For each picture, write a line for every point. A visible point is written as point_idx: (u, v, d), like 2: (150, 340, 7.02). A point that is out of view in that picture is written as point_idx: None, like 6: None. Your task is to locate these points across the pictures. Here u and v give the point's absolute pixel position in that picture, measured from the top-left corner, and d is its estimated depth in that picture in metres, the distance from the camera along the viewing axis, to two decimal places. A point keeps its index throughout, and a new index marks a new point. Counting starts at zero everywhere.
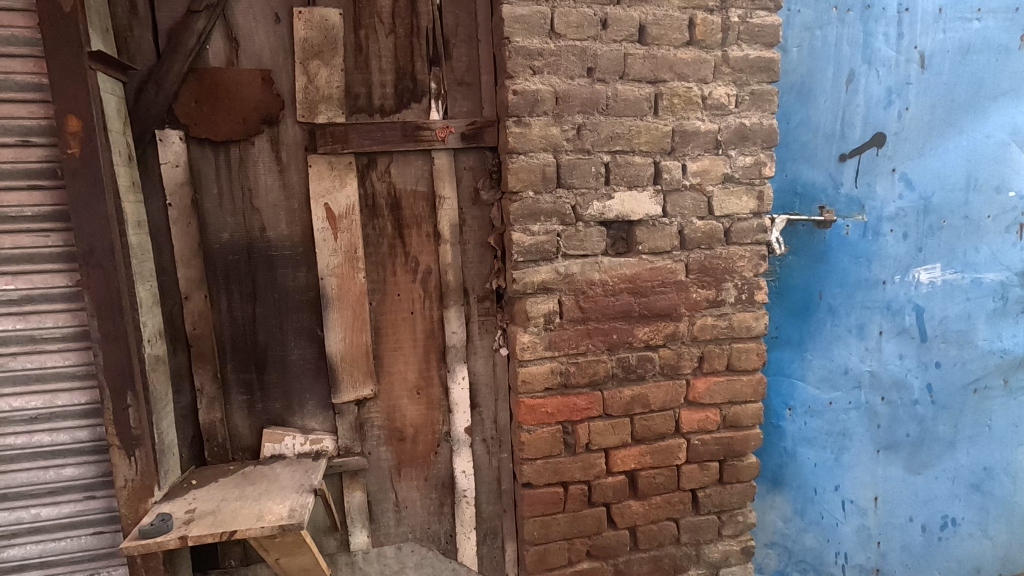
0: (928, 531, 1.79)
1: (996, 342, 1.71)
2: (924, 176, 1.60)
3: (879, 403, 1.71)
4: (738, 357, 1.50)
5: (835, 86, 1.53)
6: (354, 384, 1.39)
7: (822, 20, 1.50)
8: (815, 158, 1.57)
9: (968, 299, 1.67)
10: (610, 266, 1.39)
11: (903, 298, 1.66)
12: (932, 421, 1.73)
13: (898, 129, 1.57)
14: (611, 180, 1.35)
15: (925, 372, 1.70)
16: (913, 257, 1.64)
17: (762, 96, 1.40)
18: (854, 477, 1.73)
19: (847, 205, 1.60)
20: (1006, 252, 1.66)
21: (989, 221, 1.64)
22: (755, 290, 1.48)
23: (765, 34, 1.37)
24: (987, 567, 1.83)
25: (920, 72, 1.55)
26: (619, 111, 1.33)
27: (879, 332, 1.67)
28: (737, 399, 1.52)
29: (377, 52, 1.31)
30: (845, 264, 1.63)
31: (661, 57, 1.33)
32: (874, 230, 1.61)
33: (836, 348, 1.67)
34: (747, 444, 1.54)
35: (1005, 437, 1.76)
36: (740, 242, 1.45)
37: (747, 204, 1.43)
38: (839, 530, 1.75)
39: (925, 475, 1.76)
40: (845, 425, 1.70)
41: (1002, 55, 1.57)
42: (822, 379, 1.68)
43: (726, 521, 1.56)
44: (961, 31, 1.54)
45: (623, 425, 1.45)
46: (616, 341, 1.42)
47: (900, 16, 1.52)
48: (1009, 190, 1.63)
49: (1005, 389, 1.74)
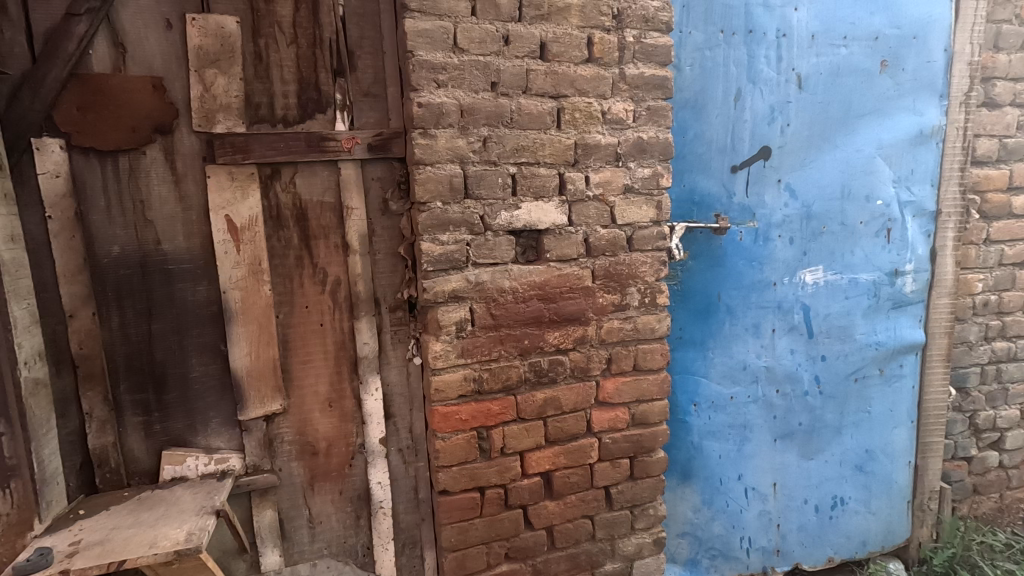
0: (821, 511, 1.94)
1: (872, 336, 1.89)
2: (805, 186, 1.75)
3: (775, 395, 1.84)
4: (644, 358, 1.58)
5: (725, 103, 1.65)
6: (262, 399, 1.35)
7: (711, 42, 1.62)
8: (710, 169, 1.68)
9: (847, 297, 1.84)
10: (520, 274, 1.43)
11: (792, 297, 1.80)
12: (821, 409, 1.89)
13: (781, 143, 1.71)
14: (518, 190, 1.40)
15: (813, 366, 1.86)
16: (799, 260, 1.79)
17: (658, 111, 1.49)
18: (755, 465, 1.86)
19: (740, 212, 1.72)
20: (878, 254, 1.84)
21: (861, 227, 1.81)
22: (657, 294, 1.57)
23: (659, 53, 1.46)
24: (872, 540, 2.01)
25: (798, 92, 1.70)
26: (523, 125, 1.38)
27: (772, 330, 1.81)
28: (644, 398, 1.60)
29: (278, 62, 1.29)
30: (740, 267, 1.75)
31: (561, 73, 1.39)
32: (764, 235, 1.75)
33: (735, 345, 1.79)
34: (655, 440, 1.62)
35: (883, 421, 1.95)
36: (642, 249, 1.53)
37: (646, 213, 1.52)
38: (743, 516, 1.87)
39: (816, 459, 1.91)
40: (745, 418, 1.83)
41: (867, 78, 1.74)
42: (724, 375, 1.80)
43: (638, 514, 1.64)
44: (831, 56, 1.70)
45: (537, 427, 1.50)
46: (528, 346, 1.46)
47: (779, 40, 1.66)
48: (877, 199, 1.81)
49: (881, 378, 1.92)
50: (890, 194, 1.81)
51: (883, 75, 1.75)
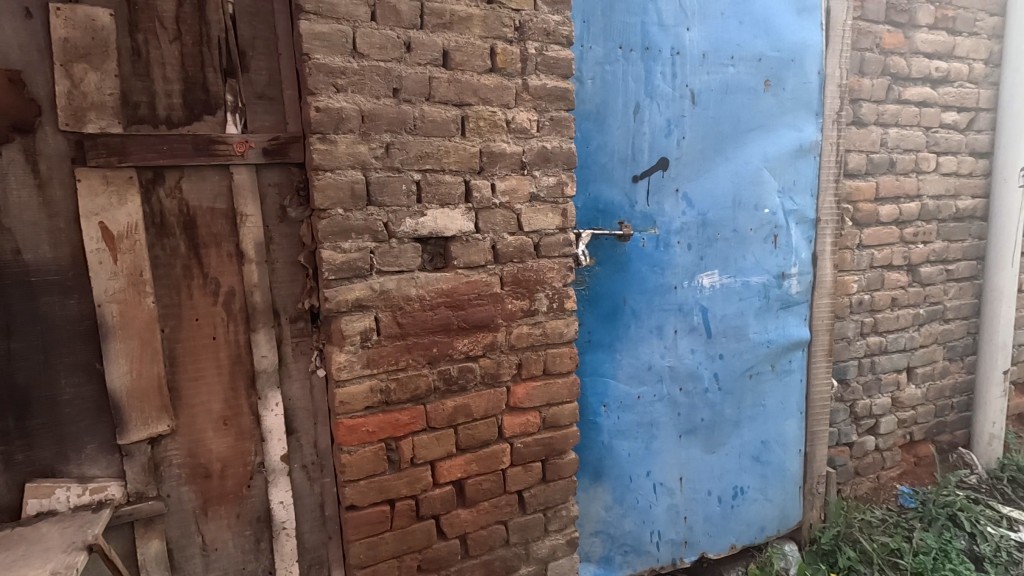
0: (724, 501, 2.06)
1: (764, 335, 2.03)
2: (701, 195, 1.87)
3: (679, 393, 1.94)
4: (553, 362, 1.61)
5: (625, 116, 1.73)
6: (146, 421, 1.25)
7: (611, 57, 1.69)
8: (613, 178, 1.75)
9: (741, 299, 1.97)
10: (427, 281, 1.42)
11: (692, 300, 1.91)
12: (720, 405, 2.00)
13: (678, 155, 1.82)
14: (423, 198, 1.39)
15: (712, 364, 1.97)
16: (697, 265, 1.90)
17: (561, 122, 1.53)
18: (663, 461, 1.95)
19: (642, 220, 1.81)
20: (767, 258, 1.99)
21: (752, 234, 1.95)
22: (564, 298, 1.61)
23: (561, 66, 1.51)
24: (769, 525, 2.16)
25: (692, 107, 1.81)
26: (426, 132, 1.38)
27: (674, 331, 1.91)
28: (555, 401, 1.63)
29: (160, 59, 1.21)
30: (643, 272, 1.84)
31: (465, 82, 1.40)
32: (665, 241, 1.84)
33: (640, 347, 1.87)
34: (566, 442, 1.66)
35: (775, 413, 2.10)
36: (549, 255, 1.57)
37: (552, 220, 1.55)
38: (652, 511, 1.95)
39: (718, 452, 2.03)
40: (652, 416, 1.91)
41: (752, 95, 1.88)
42: (631, 376, 1.87)
43: (551, 516, 1.67)
44: (720, 74, 1.82)
45: (447, 435, 1.49)
46: (437, 354, 1.46)
47: (673, 58, 1.76)
48: (765, 207, 1.96)
49: (772, 373, 2.07)
50: (776, 203, 1.97)
51: (766, 94, 1.90)
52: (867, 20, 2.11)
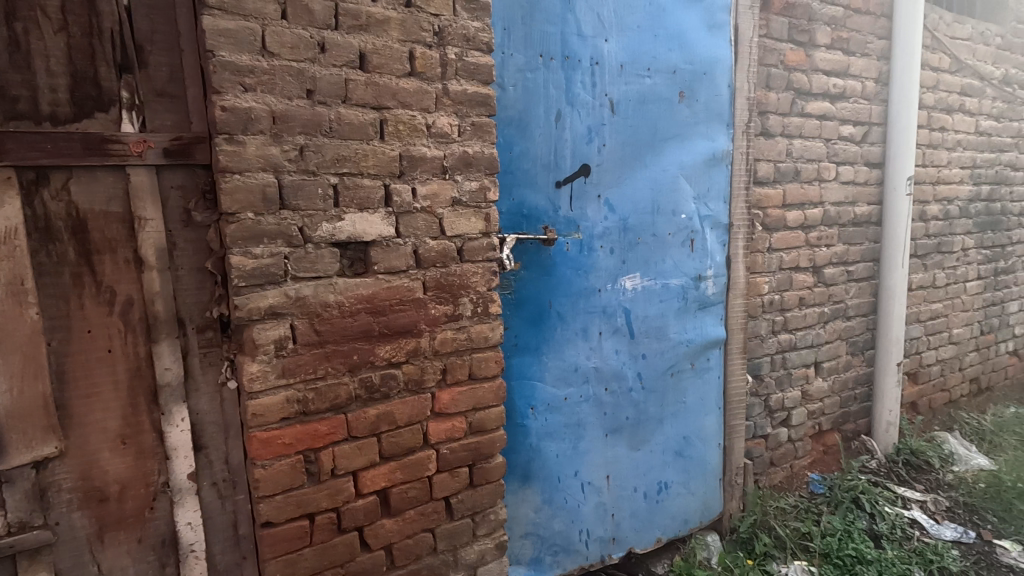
0: (649, 496, 2.13)
1: (684, 334, 2.12)
2: (622, 201, 1.93)
3: (604, 393, 1.99)
4: (478, 366, 1.61)
5: (547, 122, 1.76)
6: (29, 443, 1.15)
7: (532, 65, 1.72)
8: (536, 184, 1.78)
9: (661, 300, 2.05)
10: (346, 287, 1.39)
11: (615, 302, 1.97)
12: (644, 403, 2.08)
13: (599, 162, 1.87)
14: (340, 202, 1.36)
15: (635, 364, 2.04)
16: (619, 268, 1.96)
17: (482, 127, 1.54)
18: (590, 460, 1.99)
19: (565, 224, 1.85)
20: (685, 262, 2.08)
21: (670, 238, 2.04)
22: (489, 303, 1.61)
23: (481, 72, 1.52)
24: (692, 517, 2.25)
25: (611, 116, 1.87)
26: (343, 134, 1.35)
27: (599, 333, 1.96)
28: (481, 405, 1.63)
29: (43, 51, 1.12)
30: (568, 276, 1.88)
31: (383, 85, 1.38)
32: (588, 246, 1.89)
33: (566, 349, 1.91)
34: (493, 446, 1.66)
35: (696, 409, 2.20)
36: (472, 260, 1.57)
37: (475, 224, 1.56)
38: (581, 510, 1.99)
39: (643, 449, 2.10)
40: (579, 417, 1.95)
41: (668, 106, 1.97)
42: (558, 378, 1.90)
43: (480, 521, 1.67)
44: (637, 85, 1.90)
45: (370, 444, 1.46)
46: (357, 362, 1.43)
47: (592, 68, 1.81)
48: (682, 213, 2.05)
49: (692, 371, 2.17)
50: (692, 209, 2.07)
51: (681, 104, 1.99)
52: (772, 38, 2.26)
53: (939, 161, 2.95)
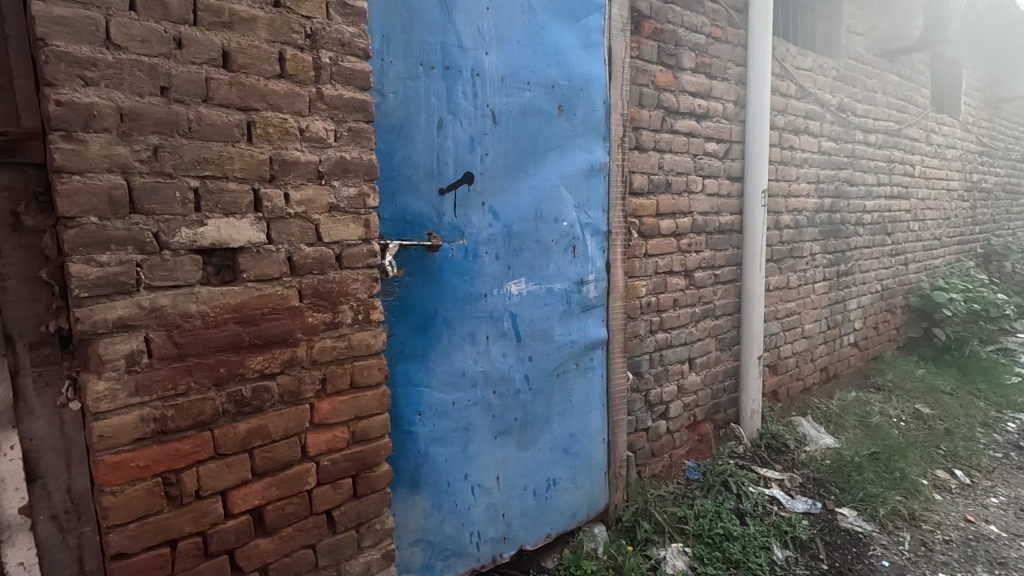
0: (538, 494, 2.21)
1: (568, 336, 2.22)
2: (505, 208, 1.99)
3: (492, 395, 2.04)
4: (360, 375, 1.59)
5: (429, 130, 1.79)
6: None
7: (412, 73, 1.73)
8: (420, 191, 1.80)
9: (546, 304, 2.14)
10: (210, 296, 1.32)
11: (501, 307, 2.02)
12: (531, 404, 2.15)
13: (482, 170, 1.92)
14: (202, 206, 1.29)
15: (522, 366, 2.11)
16: (504, 273, 2.02)
17: (360, 132, 1.52)
18: (479, 463, 2.03)
19: (450, 231, 1.88)
20: (568, 267, 2.19)
21: (553, 244, 2.13)
22: (370, 309, 1.59)
23: (358, 77, 1.51)
24: (580, 511, 2.35)
25: (493, 126, 1.93)
26: (204, 135, 1.28)
27: (486, 337, 2.00)
28: (364, 414, 1.61)
29: None
30: (453, 282, 1.91)
31: (250, 85, 1.33)
32: (473, 252, 1.93)
33: (453, 354, 1.94)
34: (378, 454, 1.64)
35: (581, 407, 2.31)
36: (352, 266, 1.55)
37: (355, 231, 1.54)
38: (471, 513, 2.02)
39: (531, 448, 2.17)
40: (467, 420, 1.98)
41: (548, 118, 2.06)
42: (445, 383, 1.92)
43: (365, 532, 1.63)
44: (518, 97, 1.97)
45: (240, 461, 1.39)
46: (225, 375, 1.36)
47: (474, 79, 1.86)
48: (564, 221, 2.15)
49: (577, 371, 2.28)
50: (573, 217, 2.18)
51: (560, 118, 2.10)
52: (643, 59, 2.44)
53: (789, 177, 3.34)
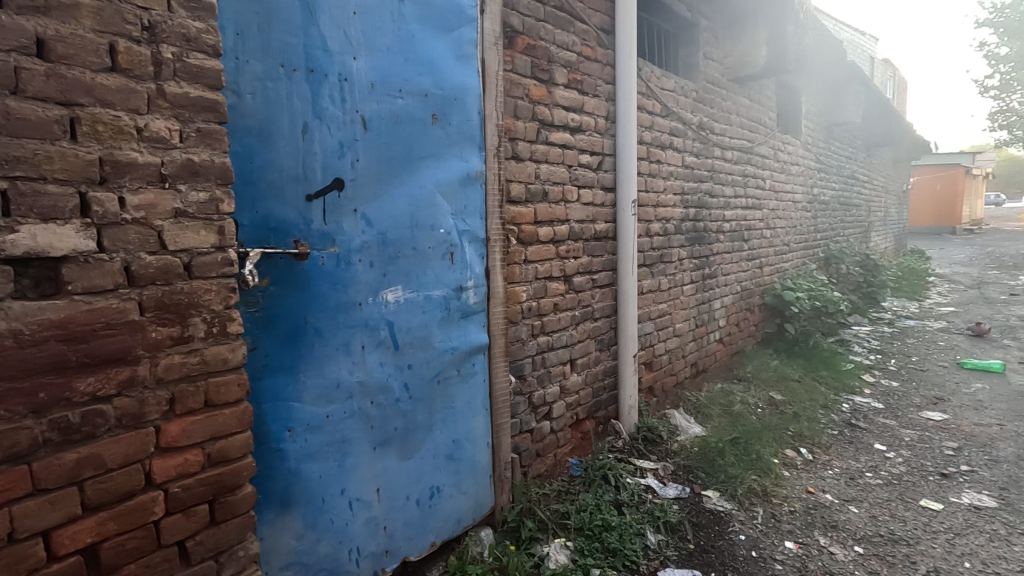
0: (422, 503, 2.19)
1: (448, 342, 2.24)
2: (379, 216, 1.97)
3: (370, 406, 1.99)
4: (216, 392, 1.48)
5: (292, 134, 1.73)
6: None
7: (271, 75, 1.67)
8: (284, 197, 1.73)
9: (424, 311, 2.14)
10: (25, 311, 1.18)
11: (377, 315, 1.99)
12: (412, 412, 2.13)
13: (353, 176, 1.88)
14: (12, 210, 1.15)
15: (401, 374, 2.08)
16: (380, 281, 1.99)
17: (210, 134, 1.43)
18: (357, 476, 1.97)
19: (320, 238, 1.82)
20: (446, 274, 2.20)
21: (430, 251, 2.14)
22: (227, 322, 1.49)
23: (206, 76, 1.42)
24: (465, 516, 2.37)
25: (363, 132, 1.90)
26: (15, 131, 1.15)
27: (361, 347, 1.96)
28: (221, 434, 1.50)
29: None
30: (324, 291, 1.85)
31: (73, 78, 1.22)
32: (345, 259, 1.88)
33: (326, 365, 1.87)
34: (239, 476, 1.54)
35: (463, 413, 2.33)
36: (204, 276, 1.44)
37: (206, 238, 1.44)
38: (350, 528, 1.96)
39: (413, 457, 2.15)
40: (343, 434, 1.92)
41: (422, 126, 2.07)
42: (317, 396, 1.85)
43: (225, 561, 1.53)
44: (390, 104, 1.96)
45: (68, 496, 1.25)
46: (46, 401, 1.21)
47: (341, 83, 1.82)
48: (440, 228, 2.17)
49: (458, 377, 2.29)
50: (450, 224, 2.20)
51: (434, 126, 2.12)
52: (517, 73, 2.53)
53: (657, 188, 3.62)
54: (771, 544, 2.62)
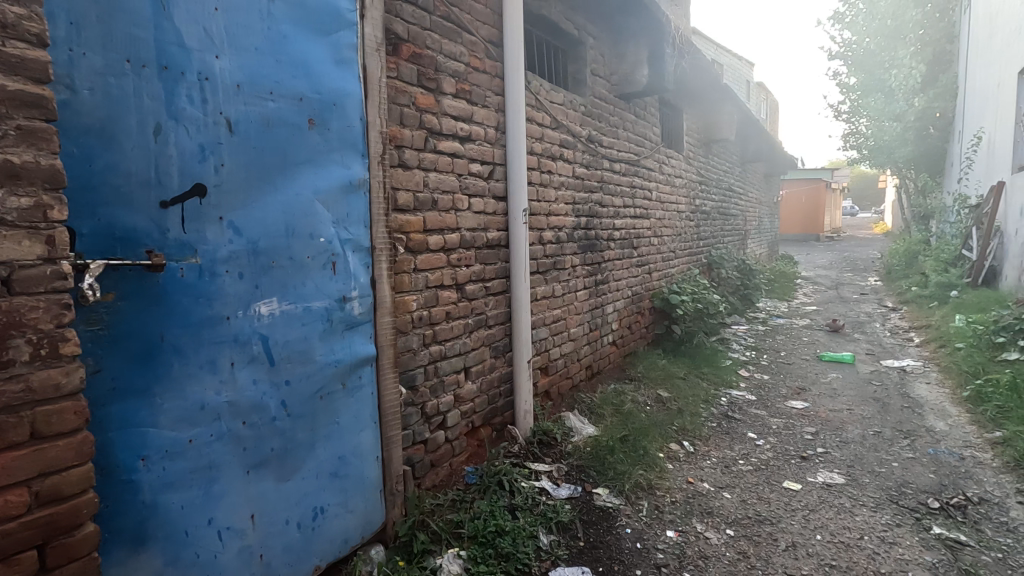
0: (304, 526, 2.07)
1: (331, 355, 2.14)
2: (249, 224, 1.85)
3: (242, 427, 1.87)
4: (45, 422, 1.32)
5: (142, 136, 1.60)
6: None
7: (115, 70, 1.54)
8: (133, 204, 1.60)
9: (303, 324, 2.03)
10: None
11: (249, 329, 1.87)
12: (291, 431, 2.01)
13: (217, 182, 1.77)
14: None
15: (278, 392, 1.96)
16: (251, 293, 1.87)
17: (35, 133, 1.28)
18: (227, 504, 1.84)
19: (178, 248, 1.69)
20: (327, 284, 2.11)
21: (309, 261, 2.04)
22: (59, 342, 1.33)
23: (29, 67, 1.27)
24: (353, 536, 2.27)
25: (228, 135, 1.79)
26: None
27: (230, 364, 1.83)
28: (54, 469, 1.34)
29: None
30: (185, 305, 1.71)
31: None
32: (210, 271, 1.76)
33: (187, 386, 1.73)
34: (77, 514, 1.38)
35: (350, 428, 2.24)
36: (28, 291, 1.28)
37: (31, 249, 1.28)
38: (218, 560, 1.82)
39: (293, 478, 2.03)
40: (209, 458, 1.79)
41: (297, 131, 1.98)
42: (177, 420, 1.71)
43: None
44: (259, 106, 1.86)
45: None
46: None
47: (201, 83, 1.71)
48: (320, 236, 2.07)
49: (343, 391, 2.20)
50: (331, 233, 2.11)
51: (311, 131, 2.03)
52: (402, 80, 2.51)
53: (549, 197, 3.73)
54: (654, 535, 2.77)
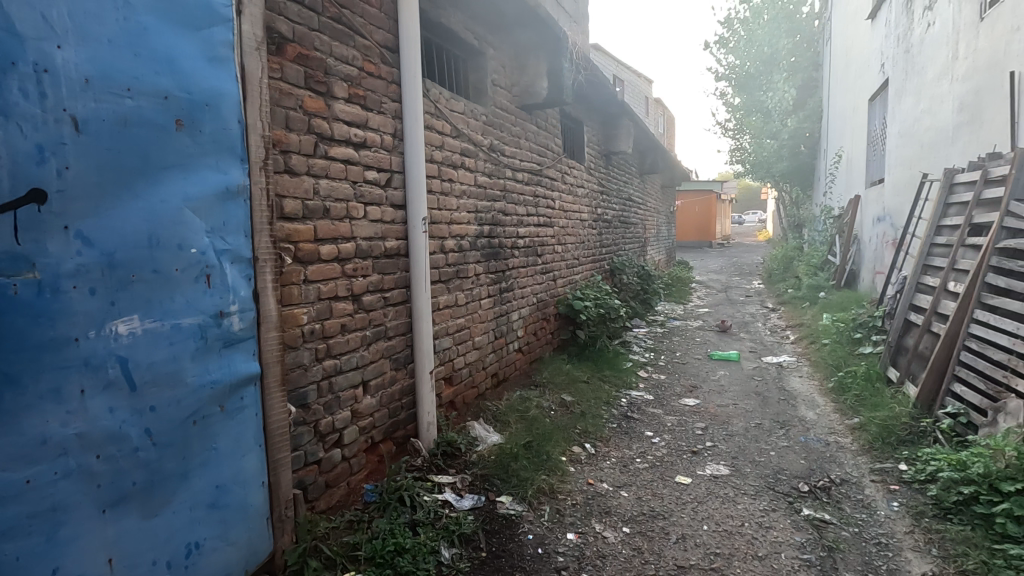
0: (174, 566, 1.88)
1: (206, 376, 1.96)
2: (102, 234, 1.67)
3: (95, 462, 1.66)
4: None
5: None
6: None
7: None
8: None
9: (172, 343, 1.85)
10: None
11: (103, 352, 1.67)
12: (157, 462, 1.82)
13: (61, 187, 1.58)
14: None
15: (141, 420, 1.77)
16: (106, 311, 1.68)
17: None
18: (78, 549, 1.63)
19: (10, 262, 1.49)
20: (200, 299, 1.94)
21: (178, 274, 1.87)
22: None
23: None
24: (235, 570, 2.10)
25: (74, 135, 1.60)
26: None
27: (80, 392, 1.63)
28: None
29: None
30: (19, 327, 1.51)
31: None
32: (52, 287, 1.56)
33: (24, 419, 1.52)
34: None
35: (230, 453, 2.06)
36: None
37: None
38: None
39: (161, 514, 1.84)
40: (53, 499, 1.58)
41: (162, 132, 1.81)
42: (11, 459, 1.50)
43: None
44: (114, 104, 1.68)
45: None
46: None
47: (38, 75, 1.53)
48: (191, 247, 1.90)
49: (221, 414, 2.03)
50: (204, 243, 1.95)
51: (179, 133, 1.87)
52: (287, 82, 2.39)
53: (450, 206, 3.71)
54: (555, 538, 2.82)
